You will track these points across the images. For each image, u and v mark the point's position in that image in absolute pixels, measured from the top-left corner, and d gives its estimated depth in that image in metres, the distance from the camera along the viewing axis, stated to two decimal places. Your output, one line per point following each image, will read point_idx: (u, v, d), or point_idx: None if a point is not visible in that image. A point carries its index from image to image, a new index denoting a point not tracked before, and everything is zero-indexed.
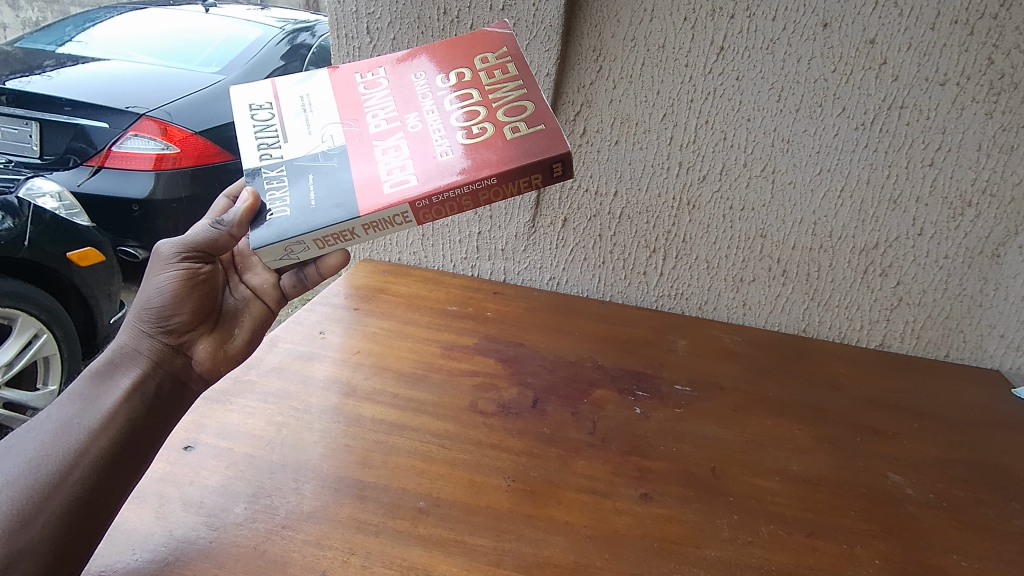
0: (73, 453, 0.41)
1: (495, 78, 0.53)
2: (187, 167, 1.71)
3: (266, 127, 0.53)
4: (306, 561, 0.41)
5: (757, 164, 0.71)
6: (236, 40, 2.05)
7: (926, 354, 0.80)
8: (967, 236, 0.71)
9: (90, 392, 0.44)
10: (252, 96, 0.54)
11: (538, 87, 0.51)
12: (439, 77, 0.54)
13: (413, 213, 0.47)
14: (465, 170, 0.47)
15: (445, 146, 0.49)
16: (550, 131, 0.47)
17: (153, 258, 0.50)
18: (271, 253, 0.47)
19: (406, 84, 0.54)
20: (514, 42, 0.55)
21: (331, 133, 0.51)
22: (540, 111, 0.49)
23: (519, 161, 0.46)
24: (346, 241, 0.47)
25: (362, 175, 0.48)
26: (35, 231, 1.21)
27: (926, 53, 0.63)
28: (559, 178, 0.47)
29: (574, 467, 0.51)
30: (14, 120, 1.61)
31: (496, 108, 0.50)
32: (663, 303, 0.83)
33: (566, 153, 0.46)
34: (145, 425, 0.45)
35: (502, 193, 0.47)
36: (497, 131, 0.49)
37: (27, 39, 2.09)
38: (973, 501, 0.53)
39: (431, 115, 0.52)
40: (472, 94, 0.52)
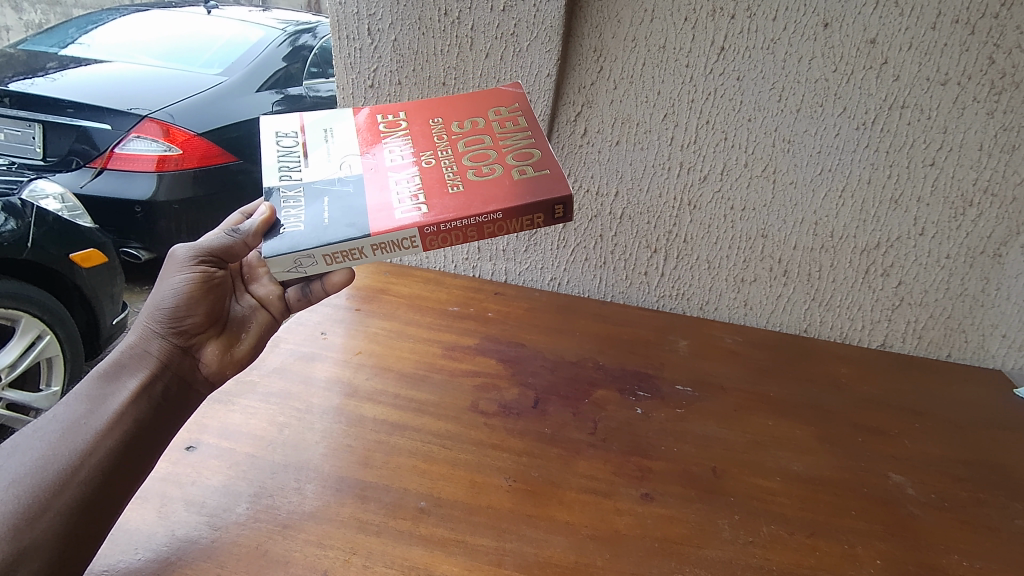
0: (79, 453, 0.41)
1: (506, 129, 0.55)
2: (189, 169, 1.72)
3: (289, 153, 0.54)
4: (308, 561, 0.41)
5: (758, 164, 0.72)
6: (238, 42, 2.05)
7: (927, 354, 0.80)
8: (968, 235, 0.71)
9: (98, 392, 0.44)
10: (279, 124, 0.55)
11: (545, 139, 0.53)
12: (455, 124, 0.56)
13: (421, 237, 0.46)
14: (473, 204, 0.47)
15: (454, 182, 0.50)
16: (555, 176, 0.48)
17: (167, 261, 0.50)
18: (280, 265, 0.46)
19: (423, 126, 0.56)
20: (526, 103, 0.57)
21: (350, 162, 0.52)
22: (546, 158, 0.50)
23: (524, 199, 0.47)
24: (353, 260, 0.47)
25: (373, 200, 0.49)
26: (37, 232, 1.22)
27: (926, 53, 0.63)
28: (560, 220, 0.48)
29: (575, 467, 0.51)
30: (15, 121, 1.63)
31: (505, 152, 0.52)
32: (664, 303, 0.83)
33: (570, 196, 0.47)
34: (151, 427, 0.45)
35: (506, 228, 0.47)
36: (505, 171, 0.50)
37: (30, 40, 2.10)
38: (974, 501, 0.53)
39: (444, 154, 0.53)
40: (483, 139, 0.54)
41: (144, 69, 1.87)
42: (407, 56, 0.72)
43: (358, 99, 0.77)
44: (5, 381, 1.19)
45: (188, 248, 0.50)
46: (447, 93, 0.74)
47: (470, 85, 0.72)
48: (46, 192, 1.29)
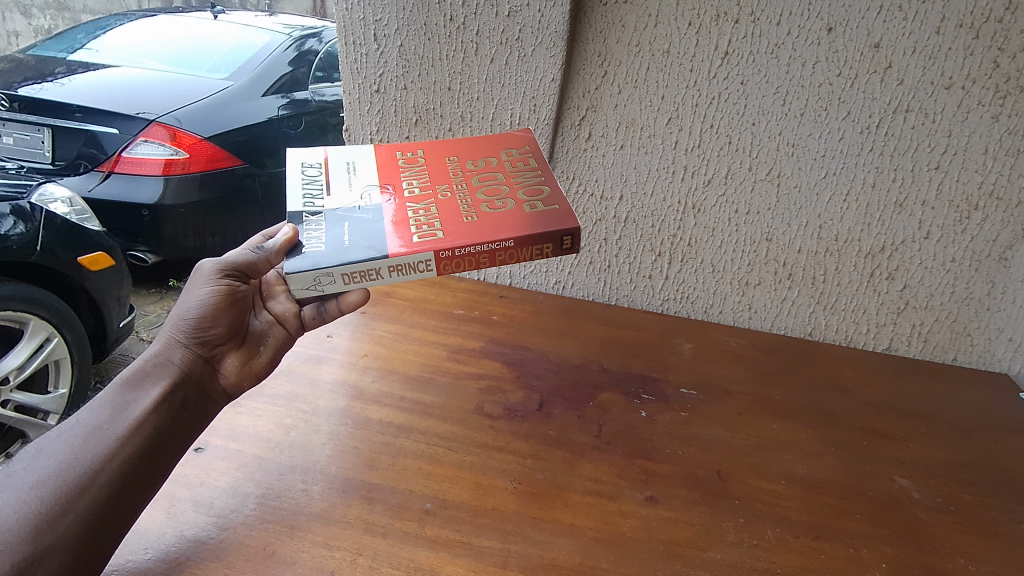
0: (100, 458, 0.42)
1: (517, 168, 0.57)
2: (196, 173, 1.73)
3: (313, 182, 0.55)
4: (315, 561, 0.42)
5: (763, 167, 0.72)
6: (245, 47, 2.07)
7: (933, 358, 0.79)
8: (973, 239, 0.71)
9: (120, 399, 0.45)
10: (304, 155, 0.57)
11: (555, 178, 0.56)
12: (469, 162, 0.59)
13: (436, 260, 0.47)
14: (487, 232, 0.49)
15: (468, 213, 0.51)
16: (563, 211, 0.51)
17: (194, 275, 0.52)
18: (299, 282, 0.46)
19: (439, 163, 0.59)
20: (536, 144, 0.61)
21: (371, 193, 0.54)
22: (554, 194, 0.53)
23: (536, 229, 0.48)
24: (371, 281, 0.48)
25: (389, 224, 0.50)
26: (46, 235, 1.23)
27: (931, 57, 0.64)
28: (568, 251, 0.49)
29: (580, 469, 0.51)
30: (27, 126, 1.68)
31: (517, 188, 0.54)
32: (669, 306, 0.83)
33: (577, 228, 0.49)
34: (170, 434, 0.46)
35: (516, 256, 0.49)
36: (517, 205, 0.52)
37: (39, 46, 2.12)
38: (980, 505, 0.53)
39: (459, 187, 0.55)
40: (496, 176, 0.56)
41: (152, 74, 1.89)
42: (413, 61, 0.72)
43: (363, 103, 0.77)
44: (13, 383, 1.20)
45: (213, 263, 0.52)
46: (453, 98, 0.74)
47: (475, 90, 0.73)
48: (54, 196, 1.30)
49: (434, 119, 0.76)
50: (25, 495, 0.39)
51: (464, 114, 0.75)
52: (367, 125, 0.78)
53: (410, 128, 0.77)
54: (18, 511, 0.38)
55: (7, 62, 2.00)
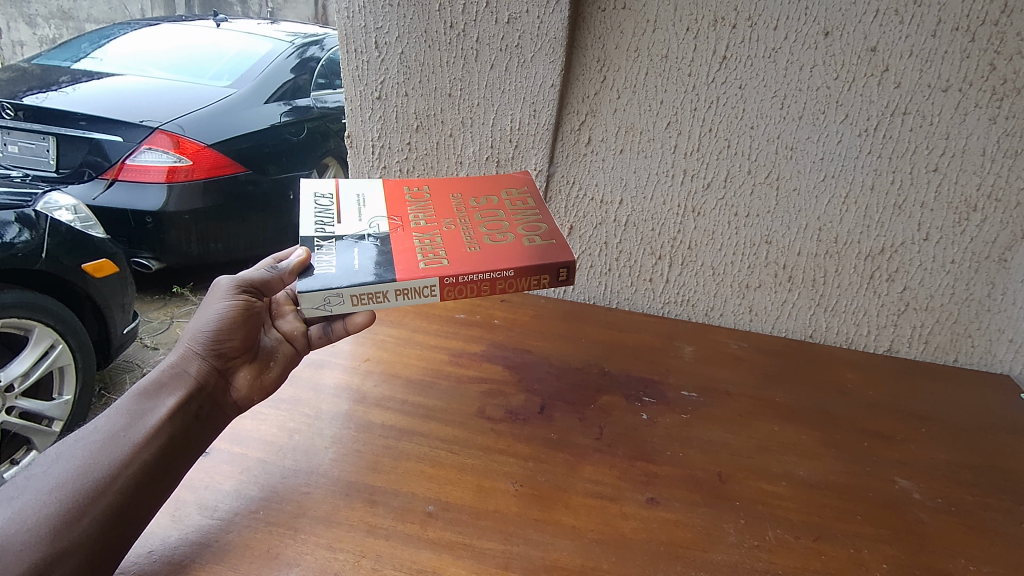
0: (117, 463, 0.42)
1: (517, 206, 0.62)
2: (199, 180, 1.74)
3: (325, 211, 0.59)
4: (318, 563, 0.42)
5: (762, 171, 0.72)
6: (247, 55, 2.09)
7: (934, 359, 0.79)
8: (973, 240, 0.71)
9: (137, 406, 0.46)
10: (317, 187, 0.62)
11: (552, 218, 0.60)
12: (472, 199, 0.64)
13: (441, 286, 0.50)
14: (489, 262, 0.52)
15: (471, 244, 0.55)
16: (558, 245, 0.55)
17: (211, 289, 0.53)
18: (309, 301, 0.48)
19: (444, 199, 0.63)
20: (535, 189, 0.67)
21: (379, 223, 0.57)
22: (552, 231, 0.57)
23: (536, 261, 0.52)
24: (378, 303, 0.50)
25: (396, 252, 0.53)
26: (51, 243, 1.24)
27: (927, 60, 0.64)
28: (564, 282, 0.53)
29: (581, 472, 0.52)
30: (32, 135, 1.70)
31: (517, 224, 0.58)
32: (669, 309, 0.84)
33: (573, 261, 0.53)
34: (184, 442, 0.47)
35: (515, 285, 0.52)
36: (517, 239, 0.56)
37: (43, 55, 2.14)
38: (981, 505, 0.53)
39: (463, 221, 0.59)
40: (497, 213, 0.61)
41: (155, 82, 1.91)
42: (413, 68, 0.73)
43: (364, 110, 0.77)
44: (18, 390, 1.21)
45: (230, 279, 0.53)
46: (453, 104, 0.74)
47: (476, 96, 0.73)
48: (59, 204, 1.31)
49: (435, 125, 0.76)
50: (45, 497, 0.40)
51: (464, 119, 0.75)
52: (368, 131, 0.79)
53: (410, 134, 0.78)
54: (37, 513, 0.39)
55: (12, 71, 2.02)
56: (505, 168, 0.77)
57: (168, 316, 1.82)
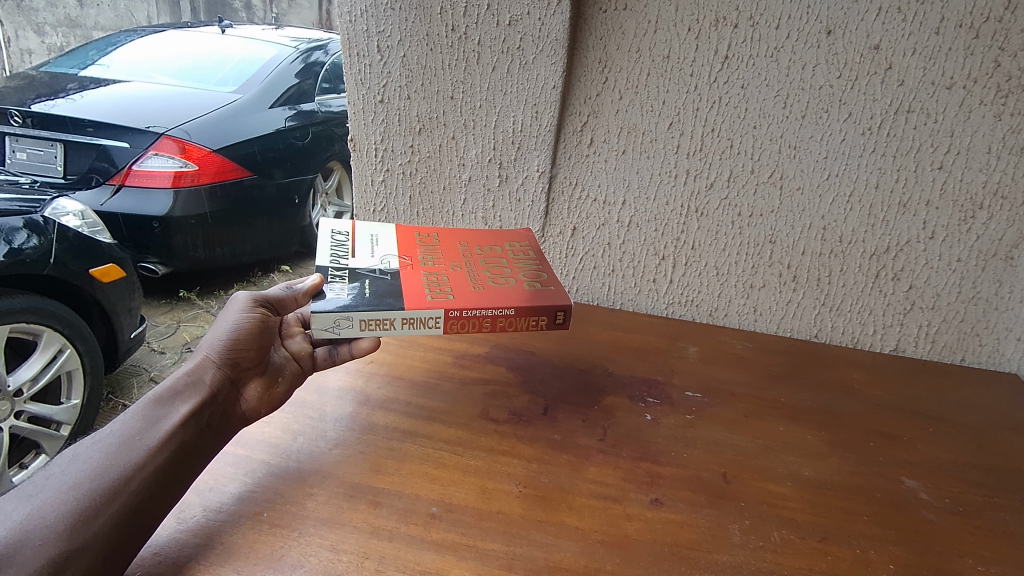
0: (132, 464, 0.43)
1: (517, 256, 0.65)
2: (204, 185, 1.76)
3: (340, 245, 0.61)
4: (322, 565, 0.40)
5: (765, 171, 0.72)
6: (252, 61, 2.11)
7: (941, 359, 0.79)
8: (979, 238, 0.71)
9: (153, 410, 0.47)
10: (335, 224, 0.64)
11: (551, 270, 0.63)
12: (477, 248, 0.67)
13: (447, 319, 0.52)
14: (491, 300, 0.54)
15: (476, 285, 0.57)
16: (556, 292, 0.57)
17: (228, 305, 0.55)
18: (320, 321, 0.49)
19: (451, 245, 0.66)
20: (535, 244, 0.70)
21: (390, 259, 0.59)
22: (550, 280, 0.60)
23: (536, 302, 0.54)
24: (383, 330, 0.51)
25: (405, 287, 0.55)
26: (59, 248, 1.25)
27: (931, 57, 0.64)
28: (561, 326, 0.55)
29: (585, 473, 0.51)
30: (41, 142, 1.72)
31: (518, 271, 0.61)
32: (673, 310, 0.83)
33: (569, 306, 0.55)
34: (196, 447, 0.47)
35: (515, 324, 0.54)
36: (518, 283, 0.58)
37: (51, 63, 2.17)
38: (990, 505, 0.52)
39: (468, 265, 0.62)
40: (500, 261, 0.64)
41: (162, 88, 1.93)
42: (416, 71, 0.73)
43: (367, 113, 0.77)
44: (27, 395, 1.22)
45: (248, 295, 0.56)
46: (456, 106, 0.74)
47: (478, 98, 0.73)
48: (66, 210, 1.33)
49: (437, 128, 0.76)
50: (62, 496, 0.40)
51: (466, 122, 0.75)
52: (370, 135, 0.78)
53: (413, 136, 0.77)
54: (56, 510, 0.39)
55: (21, 79, 2.04)
56: (507, 170, 0.77)
57: (175, 320, 1.80)
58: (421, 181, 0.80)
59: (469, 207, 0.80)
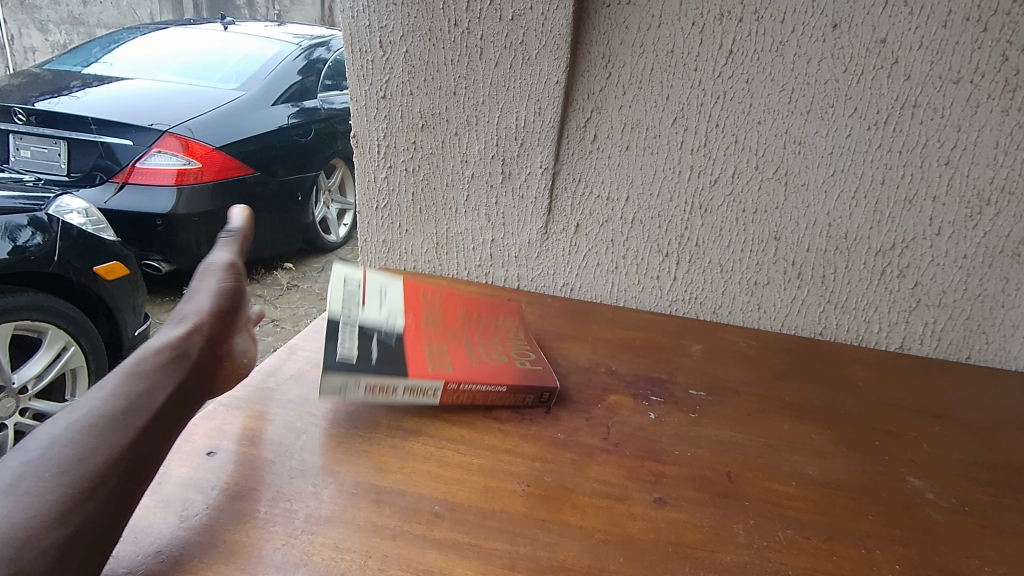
0: (119, 447, 0.42)
1: (510, 336, 0.67)
2: (208, 182, 1.77)
3: (353, 292, 0.64)
4: (326, 564, 0.40)
5: (769, 167, 0.71)
6: (254, 57, 2.12)
7: (947, 357, 0.78)
8: (986, 235, 0.70)
9: (132, 389, 0.46)
10: (349, 270, 0.67)
11: (540, 350, 0.66)
12: (474, 317, 0.69)
13: (444, 390, 0.55)
14: (486, 375, 0.57)
15: (474, 357, 0.60)
16: (543, 373, 0.60)
17: (182, 310, 0.58)
18: (329, 383, 0.53)
19: (451, 306, 0.69)
20: None
21: (396, 317, 0.62)
22: (538, 359, 0.63)
23: (523, 382, 0.58)
24: (385, 396, 0.55)
25: (407, 350, 0.58)
26: (63, 246, 1.25)
27: (938, 52, 0.64)
28: (545, 403, 0.59)
29: (589, 472, 0.51)
30: (45, 139, 1.71)
31: (510, 348, 0.64)
32: (677, 307, 0.83)
33: (554, 387, 0.59)
34: (174, 432, 0.47)
35: (505, 401, 0.57)
36: (510, 360, 0.61)
37: (54, 61, 2.16)
38: (995, 505, 0.52)
39: (467, 333, 0.64)
40: (495, 334, 0.66)
41: (165, 86, 1.93)
42: (418, 67, 0.73)
43: (370, 110, 0.77)
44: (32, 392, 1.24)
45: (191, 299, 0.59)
46: (458, 102, 0.74)
47: (481, 94, 0.73)
48: (71, 207, 1.33)
49: (440, 124, 0.76)
50: (48, 483, 0.38)
51: (469, 118, 0.75)
52: (373, 132, 0.78)
53: (415, 133, 0.77)
54: (42, 499, 0.37)
55: (25, 76, 2.04)
56: (510, 167, 0.76)
57: None
58: (424, 178, 0.79)
59: (472, 203, 0.80)
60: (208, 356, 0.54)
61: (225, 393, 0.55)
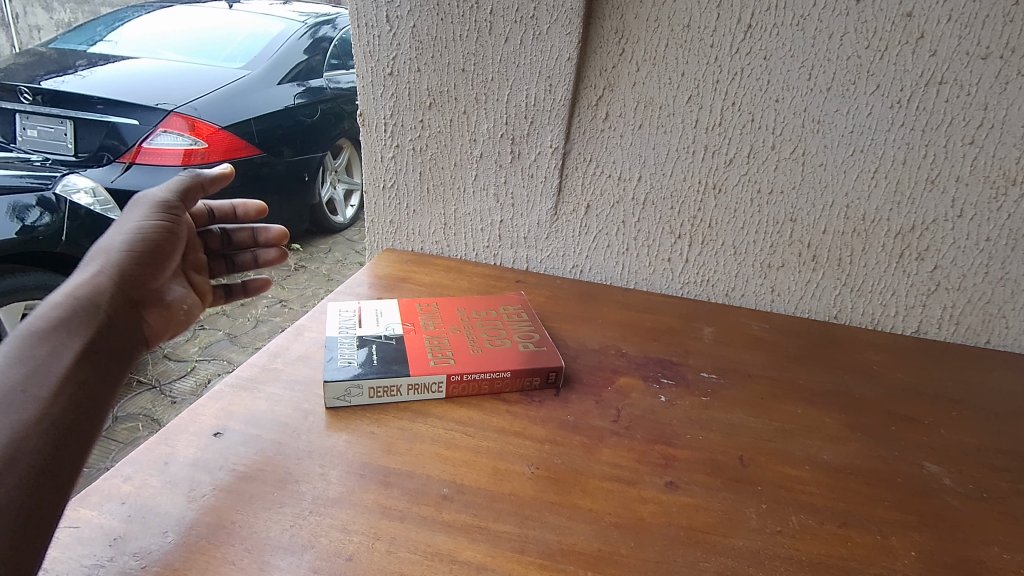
0: (27, 422, 0.38)
1: (512, 318, 0.65)
2: (214, 162, 1.76)
3: (347, 315, 0.63)
4: (333, 546, 0.40)
5: (787, 146, 0.69)
6: (260, 36, 2.09)
7: (965, 341, 0.77)
8: (1010, 217, 0.68)
9: (34, 353, 0.42)
10: (342, 303, 0.66)
11: (543, 327, 0.65)
12: (474, 308, 0.67)
13: (448, 383, 0.55)
14: (489, 362, 0.57)
15: (475, 346, 0.59)
16: (546, 353, 0.59)
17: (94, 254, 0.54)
18: (332, 390, 0.52)
19: (448, 304, 0.68)
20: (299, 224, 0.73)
21: (394, 324, 0.61)
22: (541, 339, 0.62)
23: (528, 364, 0.57)
24: (391, 396, 0.54)
25: (407, 351, 0.57)
26: (71, 226, 1.25)
27: (967, 25, 0.61)
28: (553, 384, 0.58)
29: (599, 455, 0.50)
30: (50, 119, 1.67)
31: (514, 330, 0.63)
32: (689, 290, 0.81)
33: (561, 366, 0.58)
34: (94, 395, 0.44)
35: (511, 385, 0.57)
36: (514, 343, 0.60)
37: (59, 39, 2.14)
38: (1015, 492, 0.51)
39: (467, 324, 0.63)
40: (496, 319, 0.65)
41: (170, 65, 1.91)
42: (426, 43, 0.71)
43: (377, 87, 0.75)
44: None
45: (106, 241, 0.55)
46: (467, 79, 0.72)
47: (490, 71, 0.71)
48: (78, 187, 1.32)
49: (448, 102, 0.74)
50: None
51: (478, 96, 0.73)
52: (380, 110, 0.77)
53: (423, 111, 0.75)
54: None
55: (30, 56, 2.02)
56: (520, 146, 0.75)
57: None
58: (431, 157, 0.78)
59: (480, 183, 0.78)
60: (121, 306, 0.50)
61: (231, 373, 0.55)
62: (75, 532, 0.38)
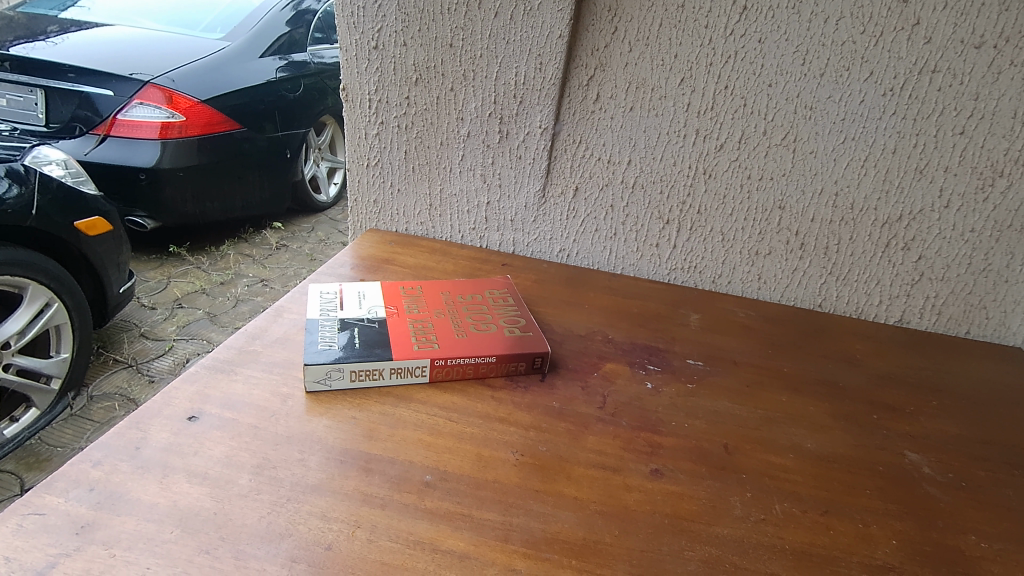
0: None
1: (498, 303, 0.64)
2: (193, 136, 1.70)
3: (329, 298, 0.61)
4: (312, 534, 0.39)
5: (778, 132, 0.69)
6: (240, 6, 2.02)
7: (946, 331, 0.78)
8: (996, 208, 0.69)
9: None
10: (323, 285, 0.64)
11: (530, 313, 0.64)
12: (459, 292, 0.66)
13: (432, 367, 0.53)
14: (473, 347, 0.56)
15: (460, 330, 0.58)
16: (533, 338, 0.58)
17: None
18: (312, 372, 0.50)
19: (432, 287, 0.66)
20: None
21: (377, 308, 0.60)
22: (528, 325, 0.61)
23: (514, 350, 0.56)
24: (373, 380, 0.53)
25: (390, 335, 0.56)
26: (42, 200, 1.21)
27: (963, 13, 0.60)
28: (538, 370, 0.57)
29: (584, 442, 0.49)
30: (19, 87, 1.62)
31: (500, 316, 0.62)
32: (676, 276, 0.81)
33: (547, 352, 0.57)
34: None
35: (496, 370, 0.56)
36: (499, 329, 0.59)
37: (29, 3, 2.04)
38: (992, 480, 0.52)
39: (451, 308, 0.62)
40: (481, 304, 0.64)
41: (146, 33, 1.84)
42: (412, 15, 0.69)
43: (361, 61, 0.73)
44: (14, 347, 1.18)
45: None
46: (455, 55, 0.70)
47: (479, 46, 0.69)
48: (49, 158, 1.28)
49: (435, 78, 0.72)
50: None
51: (466, 72, 0.71)
52: (364, 85, 0.74)
53: (409, 87, 0.73)
54: None
55: None
56: (508, 125, 0.73)
57: (165, 276, 1.86)
58: (418, 135, 0.76)
59: (467, 163, 0.76)
60: None
61: (207, 355, 0.53)
62: (40, 520, 0.36)
